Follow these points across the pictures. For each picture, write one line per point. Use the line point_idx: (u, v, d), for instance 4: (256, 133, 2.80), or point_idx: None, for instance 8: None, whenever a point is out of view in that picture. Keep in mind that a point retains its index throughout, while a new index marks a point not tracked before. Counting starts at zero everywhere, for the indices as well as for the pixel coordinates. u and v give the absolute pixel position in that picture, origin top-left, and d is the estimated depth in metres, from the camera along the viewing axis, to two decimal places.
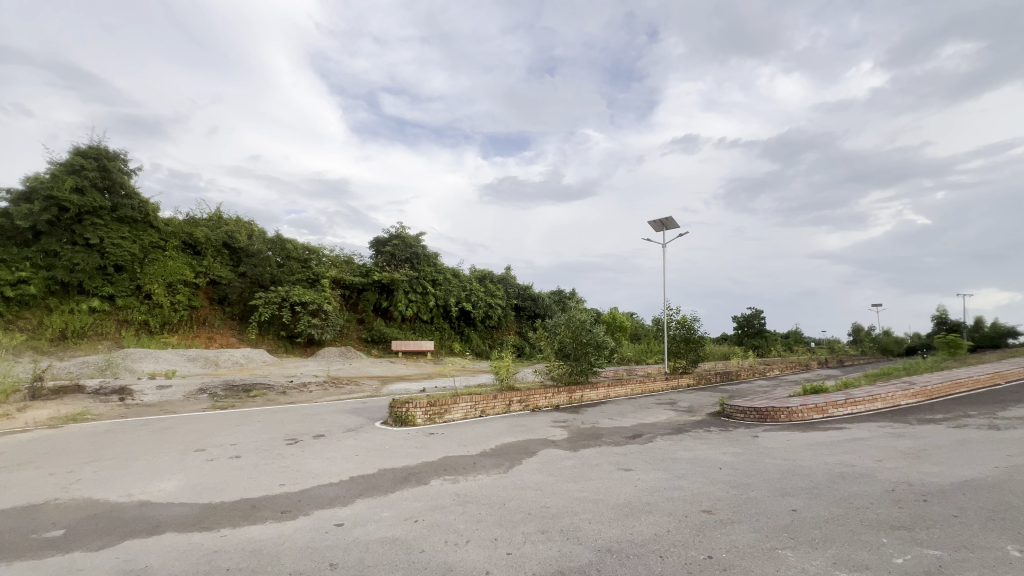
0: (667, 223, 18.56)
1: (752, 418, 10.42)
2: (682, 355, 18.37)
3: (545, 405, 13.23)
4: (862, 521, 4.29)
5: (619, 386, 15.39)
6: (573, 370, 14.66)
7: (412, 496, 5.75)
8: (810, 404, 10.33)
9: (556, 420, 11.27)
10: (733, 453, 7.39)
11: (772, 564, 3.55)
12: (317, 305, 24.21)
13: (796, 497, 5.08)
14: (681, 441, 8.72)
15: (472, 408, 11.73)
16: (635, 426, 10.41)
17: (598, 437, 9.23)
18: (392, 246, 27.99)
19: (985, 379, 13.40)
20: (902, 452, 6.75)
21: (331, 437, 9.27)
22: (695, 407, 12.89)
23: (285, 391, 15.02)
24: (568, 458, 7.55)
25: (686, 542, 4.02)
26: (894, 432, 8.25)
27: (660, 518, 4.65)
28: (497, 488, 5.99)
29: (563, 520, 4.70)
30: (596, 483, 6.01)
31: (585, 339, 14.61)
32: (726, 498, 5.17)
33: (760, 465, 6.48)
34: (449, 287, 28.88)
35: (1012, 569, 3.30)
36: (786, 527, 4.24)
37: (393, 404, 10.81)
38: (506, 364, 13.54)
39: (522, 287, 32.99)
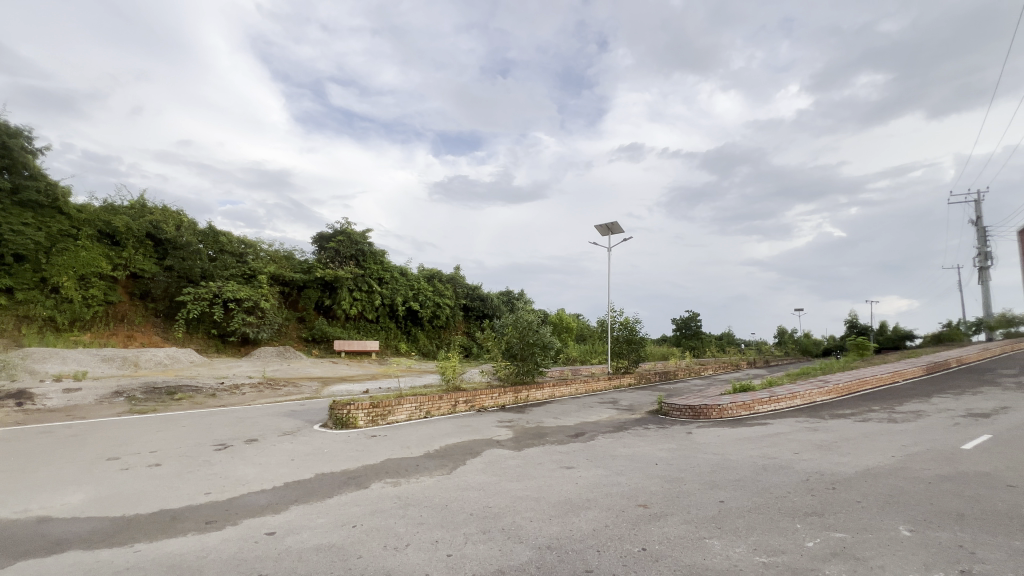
0: (612, 227, 19.16)
1: (687, 416, 10.98)
2: (625, 355, 19.04)
3: (491, 405, 13.27)
4: (780, 510, 4.63)
5: (564, 386, 15.70)
6: (520, 371, 14.80)
7: (351, 501, 5.56)
8: (738, 402, 11.04)
9: (502, 420, 11.32)
10: (669, 449, 7.76)
11: (700, 553, 3.75)
12: (253, 302, 22.90)
13: (723, 488, 5.41)
14: (621, 438, 9.05)
15: (417, 409, 11.54)
16: (578, 424, 10.67)
17: (542, 436, 9.37)
18: (336, 242, 26.98)
19: (887, 377, 14.92)
20: (816, 445, 7.35)
21: (265, 442, 8.78)
22: (635, 406, 13.39)
23: (215, 393, 14.08)
24: (513, 457, 7.60)
25: (623, 536, 4.17)
26: (809, 427, 9.00)
27: (599, 514, 4.79)
28: (439, 490, 5.93)
29: (505, 519, 4.73)
30: (538, 482, 6.11)
31: (532, 339, 14.78)
32: (660, 493, 5.40)
33: (692, 460, 6.85)
34: (396, 286, 28.25)
35: (903, 547, 3.68)
36: (713, 518, 4.51)
37: (334, 406, 10.41)
38: (453, 364, 13.44)
39: (471, 287, 32.87)
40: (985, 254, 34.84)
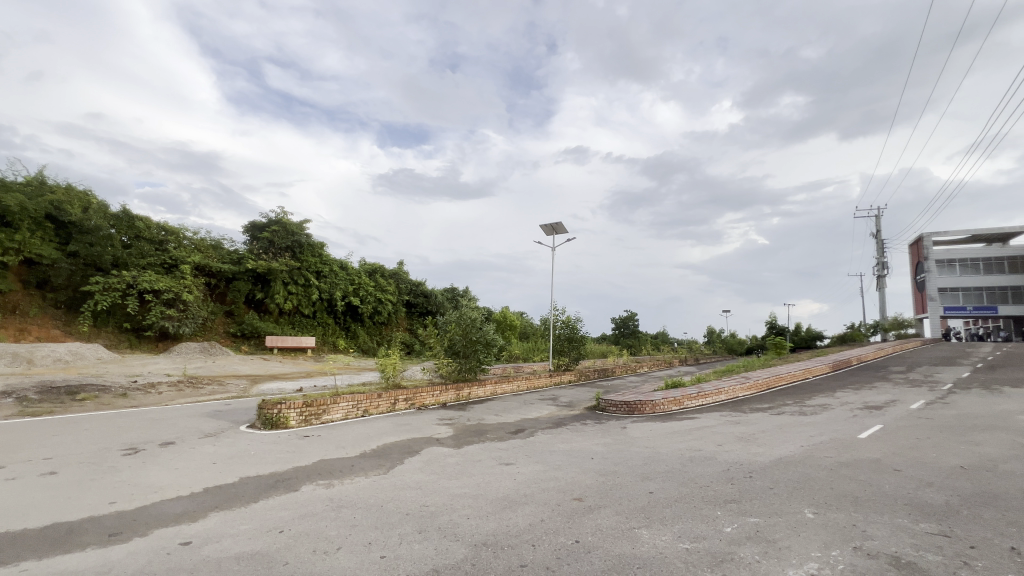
0: (557, 227, 19.51)
1: (623, 411, 11.42)
2: (566, 353, 19.49)
3: (432, 403, 13.09)
4: (703, 498, 4.94)
5: (506, 383, 15.81)
6: (462, 368, 14.72)
7: (279, 505, 5.28)
8: (669, 397, 11.65)
9: (442, 418, 11.21)
10: (604, 444, 8.03)
11: (630, 542, 3.92)
12: (173, 294, 21.17)
13: (653, 480, 5.68)
14: (560, 434, 9.25)
15: (354, 407, 11.15)
16: (518, 421, 10.78)
17: (482, 433, 9.38)
18: (270, 232, 25.47)
19: (800, 374, 16.35)
20: (737, 437, 7.91)
21: (183, 445, 8.11)
22: (574, 402, 13.74)
23: (126, 392, 12.85)
24: (452, 455, 7.54)
25: (558, 529, 4.26)
26: (732, 420, 9.67)
27: (535, 509, 4.87)
28: (375, 490, 5.77)
29: (442, 518, 4.69)
30: (477, 479, 6.11)
31: (475, 337, 14.77)
32: (594, 486, 5.58)
33: (626, 454, 7.14)
34: (335, 280, 27.21)
35: (807, 529, 4.03)
36: (643, 508, 4.72)
37: (263, 405, 9.82)
38: (393, 361, 13.11)
39: (415, 283, 32.26)
40: (882, 264, 38.99)
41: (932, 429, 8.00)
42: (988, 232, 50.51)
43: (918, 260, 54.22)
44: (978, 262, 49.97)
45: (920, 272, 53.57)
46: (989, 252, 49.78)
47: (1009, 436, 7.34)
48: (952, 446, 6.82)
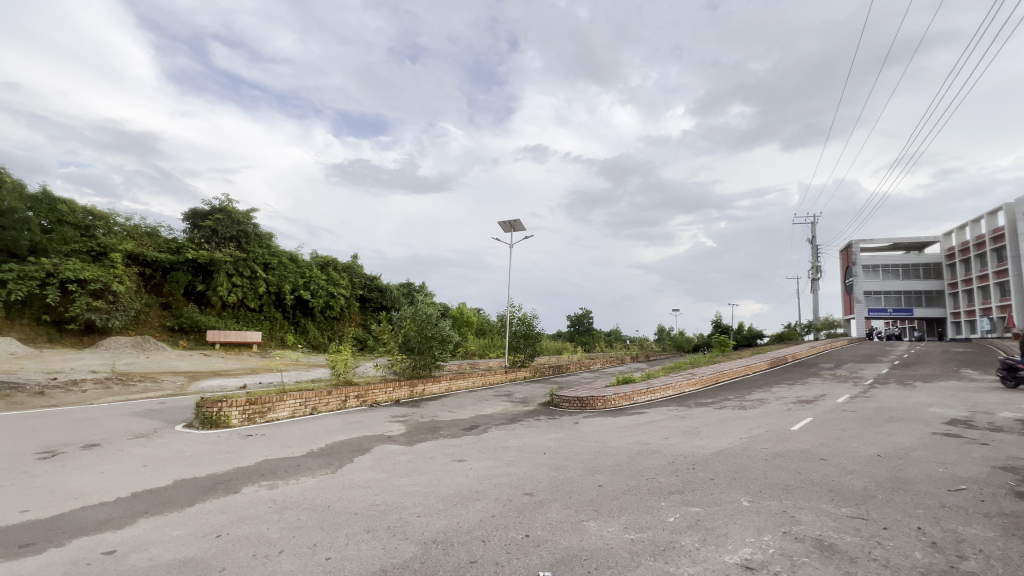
0: (514, 225, 19.64)
1: (575, 407, 11.64)
2: (521, 349, 19.66)
3: (384, 400, 12.83)
4: (649, 490, 5.12)
5: (461, 379, 15.75)
6: (416, 364, 14.54)
7: (216, 508, 5.00)
8: (620, 393, 12.01)
9: (395, 415, 11.01)
10: (556, 439, 8.17)
11: (578, 535, 4.00)
12: (101, 285, 19.55)
13: (602, 474, 5.83)
14: (513, 430, 9.32)
15: (301, 405, 10.75)
16: (472, 418, 10.76)
17: (436, 430, 9.30)
18: (213, 220, 24.02)
19: (740, 370, 17.29)
20: (682, 430, 8.25)
21: (109, 447, 7.51)
22: (528, 398, 13.88)
23: (43, 391, 11.73)
24: (404, 453, 7.42)
25: (508, 524, 4.29)
26: (677, 414, 10.10)
27: (487, 504, 4.89)
28: (322, 490, 5.58)
29: (391, 516, 4.61)
30: (428, 476, 6.04)
31: (430, 333, 14.62)
32: (545, 481, 5.65)
33: (577, 449, 7.30)
34: (284, 273, 26.14)
35: (743, 516, 4.27)
36: (592, 501, 4.84)
37: (201, 403, 9.27)
38: (344, 357, 12.74)
39: (369, 277, 31.53)
40: (816, 268, 41.85)
41: (855, 421, 8.69)
42: (907, 240, 55.28)
43: (847, 265, 58.60)
44: (898, 267, 54.61)
45: (849, 275, 57.93)
46: (907, 259, 54.53)
47: (918, 426, 8.10)
48: (872, 436, 7.43)
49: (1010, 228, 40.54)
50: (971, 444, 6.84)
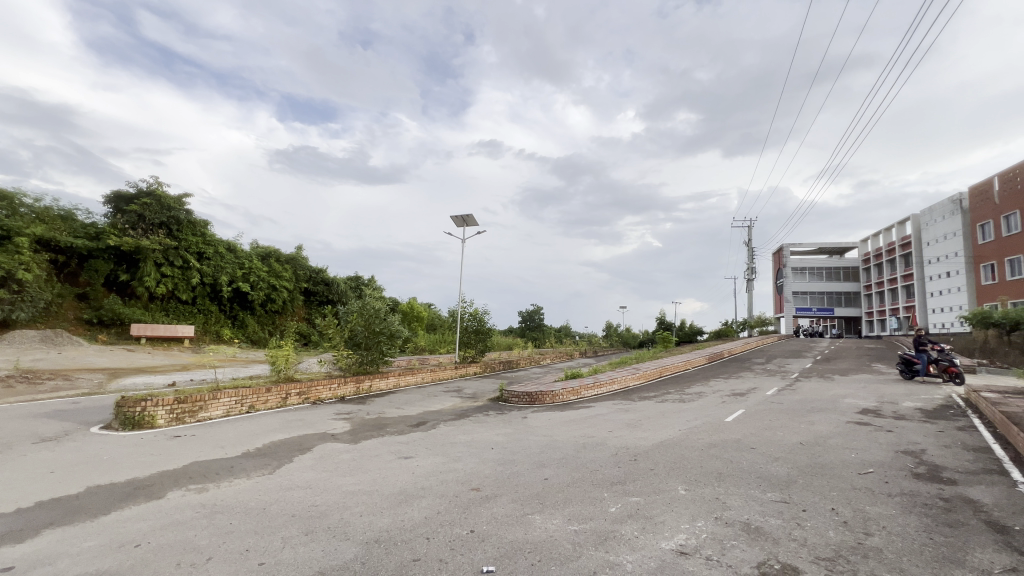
0: (467, 220, 19.50)
1: (524, 402, 11.74)
2: (472, 345, 19.58)
3: (328, 397, 12.38)
4: (592, 481, 5.25)
5: (410, 375, 15.47)
6: (363, 360, 14.15)
7: (136, 516, 4.62)
8: (568, 388, 12.25)
9: (339, 413, 10.65)
10: (504, 434, 8.22)
11: (523, 528, 4.04)
12: (4, 272, 17.49)
13: (548, 467, 5.92)
14: (462, 425, 9.28)
15: (237, 404, 10.16)
16: (420, 414, 10.60)
17: (382, 427, 9.09)
18: (139, 204, 22.12)
19: (681, 365, 18.12)
20: (625, 423, 8.54)
21: (9, 453, 6.75)
22: (478, 394, 13.87)
23: None
24: (348, 451, 7.20)
25: (453, 521, 4.26)
26: (622, 408, 10.44)
27: (432, 501, 4.83)
28: (257, 492, 5.31)
29: (331, 517, 4.45)
30: (372, 475, 5.89)
31: (378, 328, 14.19)
32: (492, 476, 5.67)
33: (525, 443, 7.37)
34: (220, 263, 24.59)
35: (679, 504, 4.48)
36: (537, 494, 4.90)
37: (121, 403, 8.55)
38: (285, 353, 12.17)
39: (315, 270, 30.24)
40: (751, 269, 44.55)
41: (781, 412, 9.35)
42: (831, 245, 60.01)
43: (779, 267, 62.82)
44: (823, 270, 59.18)
45: (780, 276, 62.18)
46: (830, 262, 59.17)
47: (835, 416, 8.82)
48: (795, 426, 8.01)
49: (916, 236, 44.95)
50: (879, 431, 7.54)
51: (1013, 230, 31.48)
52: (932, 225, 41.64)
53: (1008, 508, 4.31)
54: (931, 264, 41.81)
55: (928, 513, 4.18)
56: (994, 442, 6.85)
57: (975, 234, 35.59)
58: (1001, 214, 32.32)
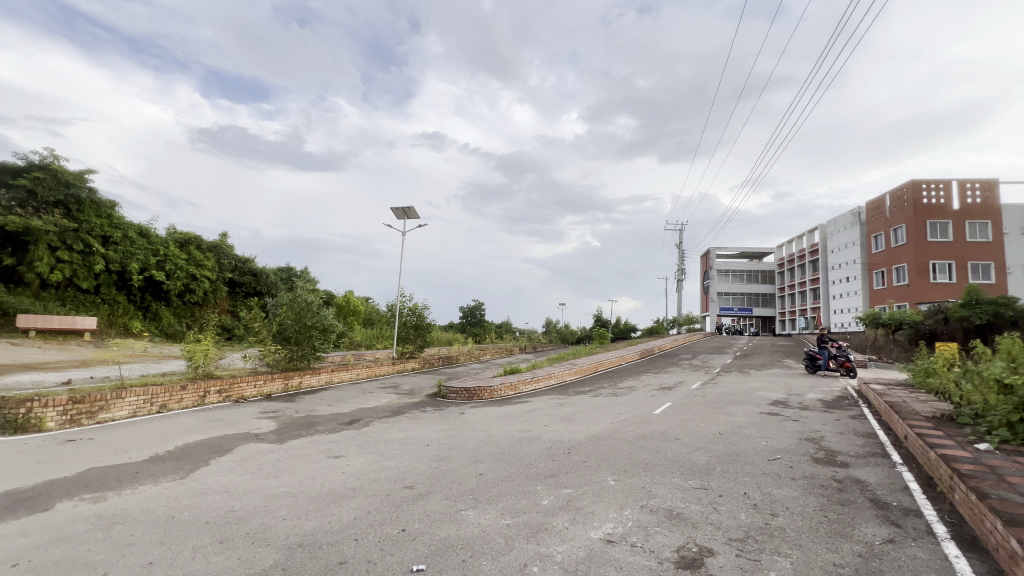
0: (408, 212, 19.04)
1: (463, 397, 11.69)
2: (411, 340, 19.18)
3: (253, 395, 11.62)
4: (526, 475, 5.32)
5: (344, 371, 14.89)
6: (293, 356, 13.41)
7: (16, 531, 4.08)
8: (507, 383, 12.35)
9: (264, 411, 10.04)
10: (441, 430, 8.14)
11: (456, 524, 4.02)
12: None
13: (484, 462, 5.92)
14: (397, 422, 9.07)
15: (146, 403, 9.26)
16: (353, 411, 10.22)
17: (311, 426, 8.68)
18: (30, 178, 19.53)
19: (615, 361, 18.83)
20: (560, 417, 8.74)
21: None
22: (415, 390, 13.62)
23: None
24: (272, 451, 6.80)
25: (384, 520, 4.15)
26: (558, 403, 10.68)
27: (363, 501, 4.67)
28: (166, 499, 4.87)
29: (251, 522, 4.18)
30: (299, 476, 5.61)
31: (309, 322, 13.50)
32: (426, 473, 5.59)
33: (461, 439, 7.34)
34: (130, 249, 22.30)
35: (608, 494, 4.64)
36: (471, 490, 4.89)
37: (1, 404, 7.52)
38: (204, 348, 11.27)
39: (241, 259, 28.27)
40: (681, 270, 47.18)
41: (704, 405, 9.98)
42: (752, 250, 65.02)
43: (706, 269, 67.15)
44: (744, 273, 63.96)
45: (707, 278, 66.42)
46: (750, 266, 64.03)
47: (751, 408, 9.55)
48: (716, 417, 8.59)
49: (823, 244, 49.68)
50: (787, 421, 8.27)
51: (899, 241, 35.68)
52: (836, 235, 46.22)
53: (888, 486, 4.87)
54: (834, 269, 46.45)
55: (824, 494, 4.64)
56: (879, 428, 7.74)
57: (869, 244, 39.96)
58: (891, 227, 36.52)
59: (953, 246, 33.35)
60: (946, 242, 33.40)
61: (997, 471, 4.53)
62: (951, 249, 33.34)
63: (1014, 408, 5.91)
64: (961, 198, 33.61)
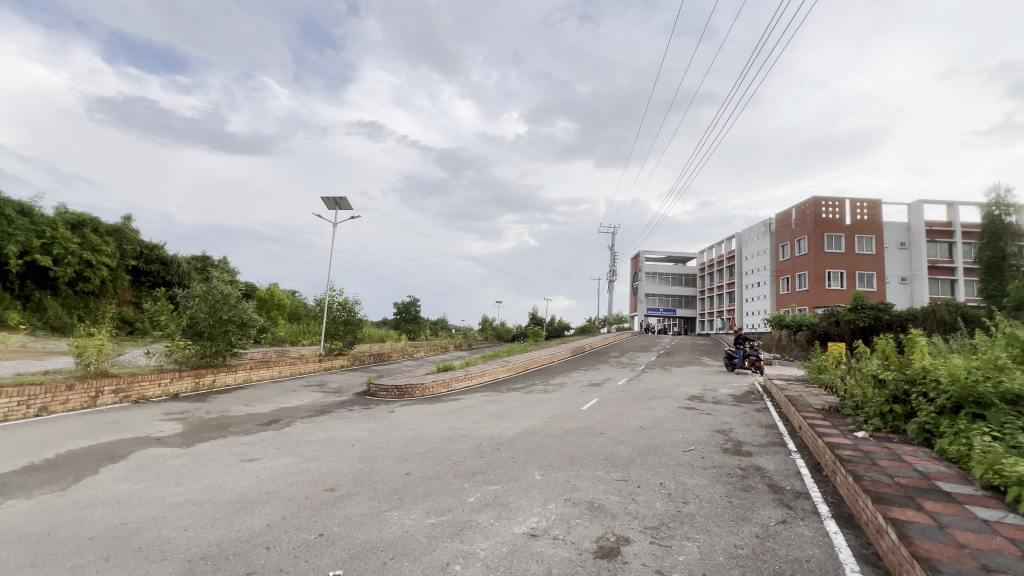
0: (340, 203, 18.23)
1: (393, 395, 11.39)
2: (339, 336, 18.42)
3: (156, 395, 10.56)
4: (453, 473, 5.27)
5: (264, 368, 13.98)
6: (206, 352, 12.38)
7: None
8: (439, 380, 12.20)
9: (169, 412, 9.17)
10: (368, 429, 7.87)
11: (378, 526, 3.89)
12: None
13: (411, 461, 5.79)
14: (322, 422, 8.65)
15: (22, 405, 8.12)
16: (273, 411, 9.60)
17: (224, 428, 8.05)
18: None
19: (547, 358, 19.22)
20: (491, 414, 8.76)
21: None
22: (343, 388, 13.08)
23: None
24: (176, 456, 6.20)
25: (300, 525, 3.94)
26: (490, 399, 10.73)
27: (277, 506, 4.39)
28: (42, 514, 4.28)
29: (144, 535, 3.79)
30: (206, 481, 5.18)
31: (225, 315, 12.51)
32: (350, 474, 5.37)
33: (388, 438, 7.13)
34: (7, 229, 19.46)
35: (533, 490, 4.71)
36: (397, 490, 4.76)
37: None
38: (98, 342, 10.09)
39: (146, 245, 25.67)
40: (613, 271, 49.20)
41: (629, 400, 10.45)
42: (677, 255, 69.29)
43: (636, 271, 70.64)
44: (669, 276, 67.98)
45: (636, 279, 69.84)
46: (675, 269, 68.13)
47: (671, 403, 10.14)
48: (639, 412, 9.03)
49: (738, 251, 53.89)
50: (701, 414, 8.86)
51: (802, 251, 39.54)
52: (749, 243, 50.39)
53: (783, 472, 5.40)
54: (747, 275, 50.61)
55: (729, 481, 5.03)
56: (778, 420, 8.52)
57: (778, 253, 43.98)
58: (796, 237, 40.36)
59: (845, 257, 37.52)
60: (840, 253, 37.50)
61: (870, 455, 5.16)
62: (843, 260, 37.51)
63: (886, 400, 6.71)
64: (852, 215, 37.91)
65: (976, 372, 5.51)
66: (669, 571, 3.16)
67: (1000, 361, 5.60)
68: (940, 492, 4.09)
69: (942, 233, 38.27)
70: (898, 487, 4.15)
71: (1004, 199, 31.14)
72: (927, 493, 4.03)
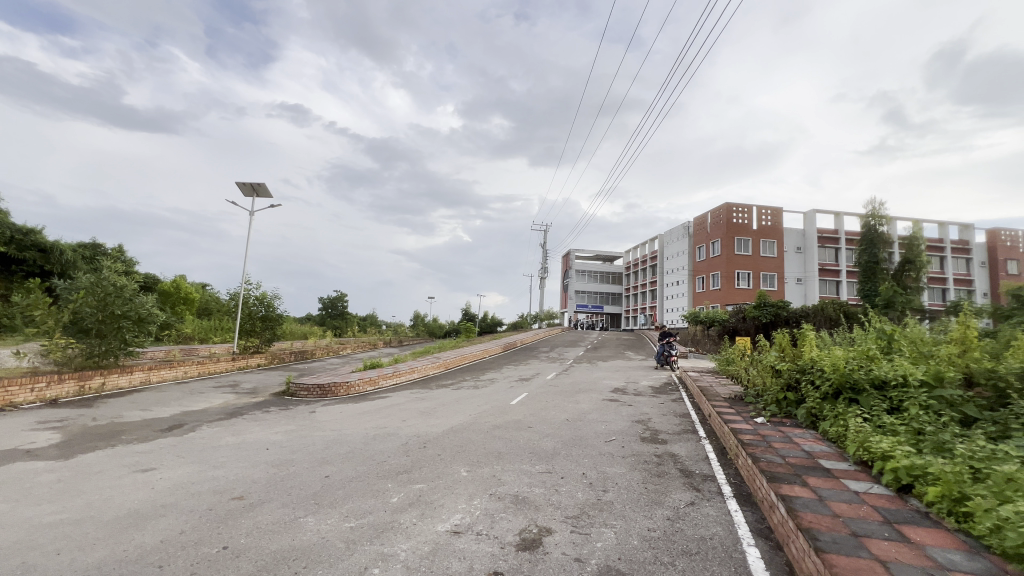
0: (259, 189, 16.93)
1: (314, 395, 10.82)
2: (257, 333, 17.16)
3: (27, 401, 9.21)
4: (376, 474, 5.08)
5: (166, 369, 12.70)
6: (93, 351, 10.98)
7: None
8: (365, 378, 11.76)
9: (43, 420, 8.01)
10: (285, 431, 7.40)
11: (290, 534, 3.66)
12: None
13: (331, 464, 5.52)
14: (232, 425, 7.99)
15: None
16: (175, 416, 8.71)
17: (114, 435, 7.18)
18: None
19: (478, 354, 19.21)
20: (419, 412, 8.59)
21: None
22: (259, 388, 12.19)
23: None
24: (50, 471, 5.42)
25: (202, 538, 3.61)
26: (418, 396, 10.53)
27: (175, 520, 3.99)
28: None
29: (4, 563, 3.28)
30: (89, 497, 4.59)
31: (119, 310, 11.18)
32: (262, 480, 5.01)
33: (307, 440, 6.74)
34: None
35: (459, 487, 4.67)
36: (313, 494, 4.51)
37: None
38: None
39: (19, 228, 22.30)
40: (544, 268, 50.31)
41: (556, 394, 10.69)
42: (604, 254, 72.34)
43: (567, 269, 72.73)
44: (597, 274, 70.74)
45: (567, 277, 71.98)
46: (603, 268, 71.06)
47: (596, 396, 10.51)
48: (565, 405, 9.28)
49: (661, 251, 57.25)
50: (623, 406, 9.28)
51: (715, 252, 42.79)
52: (670, 244, 53.70)
53: (693, 457, 5.81)
54: (667, 274, 53.93)
55: (646, 468, 5.32)
56: (691, 409, 9.15)
57: (695, 254, 47.27)
58: (710, 240, 43.57)
59: (751, 259, 41.11)
60: (747, 255, 41.00)
61: (767, 438, 5.70)
62: (750, 261, 41.09)
63: (781, 388, 7.42)
64: (758, 221, 41.62)
65: (852, 362, 6.26)
66: (588, 558, 3.27)
67: (871, 352, 6.41)
68: (821, 468, 4.60)
69: (830, 240, 43.14)
70: (788, 466, 4.62)
71: (879, 211, 35.60)
72: (811, 470, 4.52)
